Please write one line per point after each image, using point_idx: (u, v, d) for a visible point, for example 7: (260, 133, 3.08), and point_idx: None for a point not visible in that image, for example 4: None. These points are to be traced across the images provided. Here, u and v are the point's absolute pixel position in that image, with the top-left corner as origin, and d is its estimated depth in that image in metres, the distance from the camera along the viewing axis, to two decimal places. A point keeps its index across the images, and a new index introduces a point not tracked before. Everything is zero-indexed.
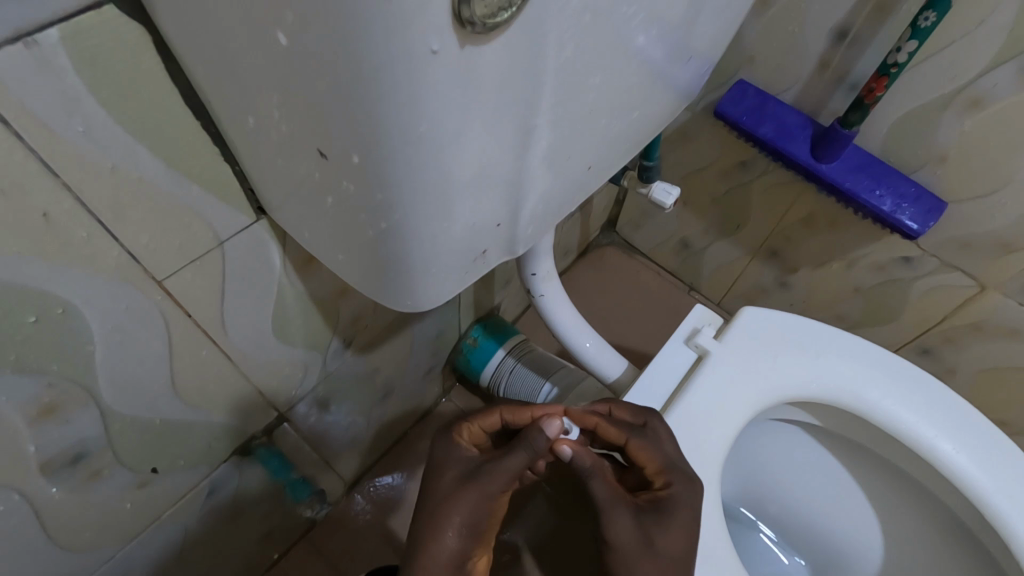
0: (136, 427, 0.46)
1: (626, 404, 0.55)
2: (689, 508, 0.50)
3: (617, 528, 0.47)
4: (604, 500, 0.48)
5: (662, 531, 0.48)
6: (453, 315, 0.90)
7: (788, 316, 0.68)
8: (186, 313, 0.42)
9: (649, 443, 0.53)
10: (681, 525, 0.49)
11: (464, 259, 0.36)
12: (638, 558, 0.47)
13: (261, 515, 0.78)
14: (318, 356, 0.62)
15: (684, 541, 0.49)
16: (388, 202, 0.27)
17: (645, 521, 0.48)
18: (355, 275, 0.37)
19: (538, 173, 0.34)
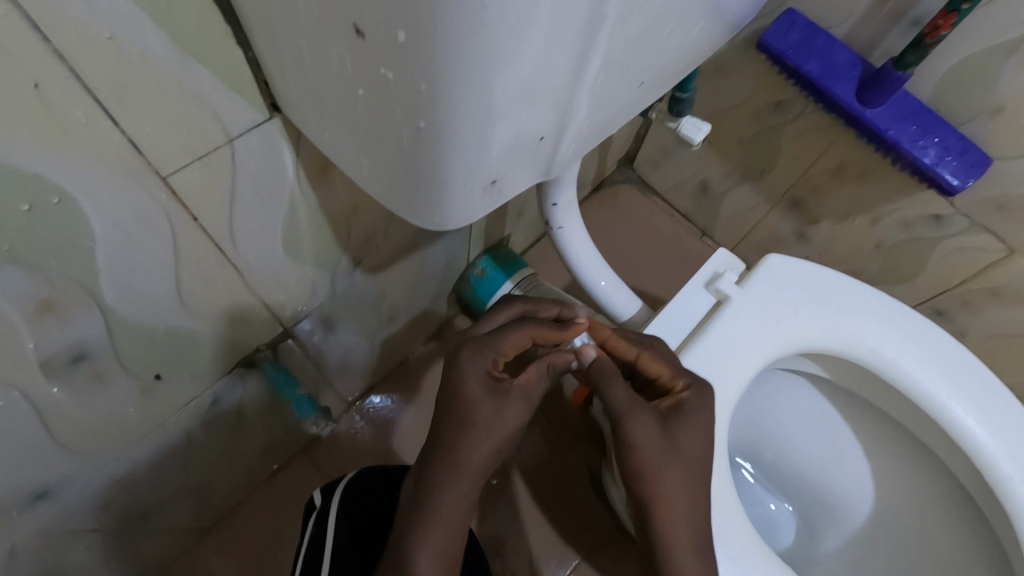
0: (138, 333, 0.44)
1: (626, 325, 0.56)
2: (703, 410, 0.51)
3: (637, 432, 0.48)
4: (623, 405, 0.49)
5: (685, 430, 0.49)
6: (463, 242, 0.87)
7: (814, 266, 0.66)
8: (192, 216, 0.39)
9: (659, 355, 0.54)
10: (697, 426, 0.50)
11: (497, 176, 0.33)
12: (662, 458, 0.48)
13: (262, 427, 0.78)
14: (326, 273, 0.60)
15: (702, 441, 0.50)
16: (432, 96, 0.24)
17: (667, 421, 0.49)
18: (377, 184, 0.34)
19: (593, 85, 0.30)
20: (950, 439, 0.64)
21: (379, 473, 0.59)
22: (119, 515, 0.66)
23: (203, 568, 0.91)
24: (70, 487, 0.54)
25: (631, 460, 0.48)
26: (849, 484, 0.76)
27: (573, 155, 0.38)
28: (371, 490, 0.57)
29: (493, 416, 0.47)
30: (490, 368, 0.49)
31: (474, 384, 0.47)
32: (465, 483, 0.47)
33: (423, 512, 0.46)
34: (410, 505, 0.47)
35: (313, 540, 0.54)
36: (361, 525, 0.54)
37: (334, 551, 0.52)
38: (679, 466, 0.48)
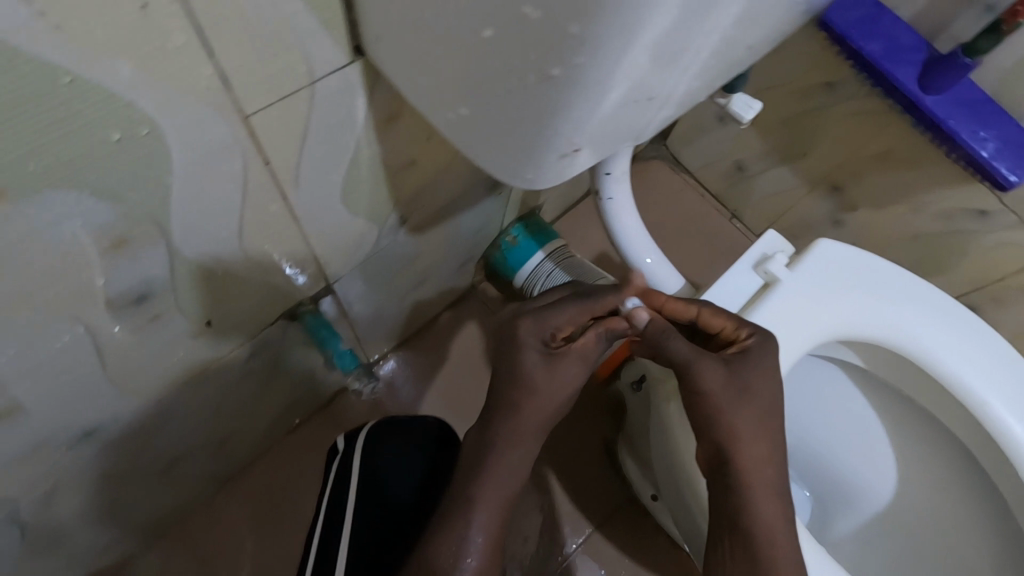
0: (197, 275, 0.43)
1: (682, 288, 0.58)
2: (767, 359, 0.52)
3: (706, 376, 0.49)
4: (687, 354, 0.50)
5: (752, 374, 0.51)
6: (499, 207, 0.86)
7: (865, 253, 0.65)
8: (264, 158, 0.38)
9: (719, 309, 0.55)
10: (764, 368, 0.52)
11: (602, 134, 0.32)
12: (732, 400, 0.50)
13: (292, 381, 0.79)
14: (374, 228, 0.59)
15: (771, 383, 0.52)
16: (582, 39, 0.22)
17: (734, 366, 0.51)
18: (475, 137, 0.33)
19: (716, 48, 0.29)
20: (985, 434, 0.64)
21: (404, 430, 0.57)
22: (153, 459, 0.66)
23: (223, 516, 0.92)
24: (114, 427, 0.53)
25: (701, 405, 0.50)
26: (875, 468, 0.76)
27: (669, 117, 0.37)
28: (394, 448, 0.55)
29: (549, 376, 0.49)
30: (543, 338, 0.50)
31: (529, 352, 0.49)
32: (523, 436, 0.49)
33: (484, 464, 0.48)
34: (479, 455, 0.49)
35: (336, 490, 0.52)
36: (386, 483, 0.52)
37: (358, 509, 0.50)
38: (750, 407, 0.50)
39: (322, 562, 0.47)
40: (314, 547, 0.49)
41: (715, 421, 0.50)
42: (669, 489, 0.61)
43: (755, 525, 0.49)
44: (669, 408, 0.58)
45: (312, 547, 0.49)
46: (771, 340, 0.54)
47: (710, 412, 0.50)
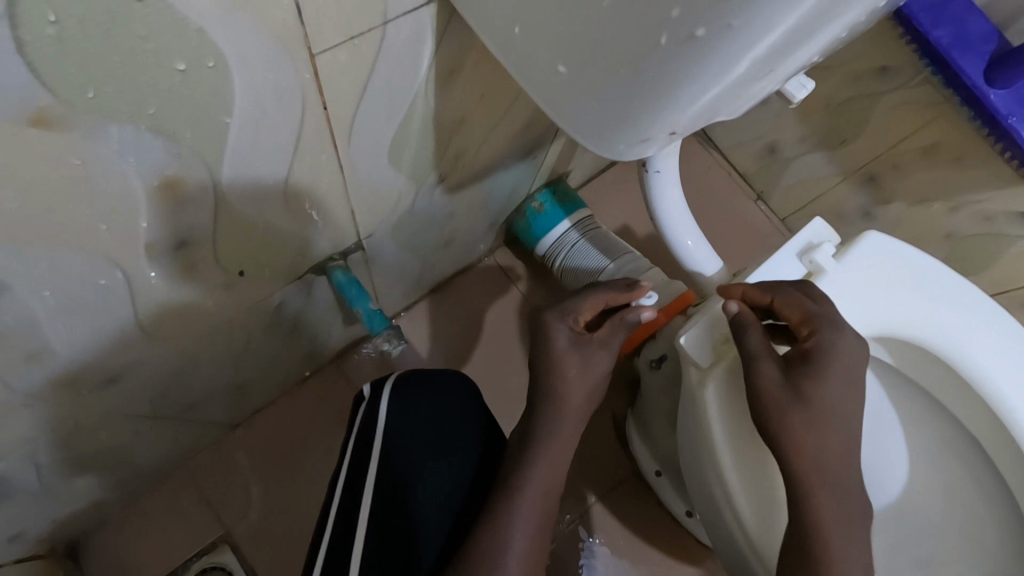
0: (238, 224, 0.41)
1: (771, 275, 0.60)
2: (844, 358, 0.53)
3: (763, 375, 0.51)
4: (754, 348, 0.53)
5: (816, 377, 0.51)
6: (531, 172, 0.83)
7: (914, 251, 0.63)
8: (323, 104, 0.35)
9: (795, 300, 0.56)
10: (831, 370, 0.52)
11: (705, 108, 0.32)
12: (789, 404, 0.50)
13: (309, 336, 0.77)
14: (413, 187, 0.56)
15: (835, 388, 0.51)
16: None
17: (796, 367, 0.52)
18: (572, 105, 0.33)
19: (838, 30, 0.29)
20: (1013, 443, 0.64)
21: (422, 393, 0.61)
22: (168, 405, 0.64)
23: (228, 464, 0.92)
24: (136, 373, 0.52)
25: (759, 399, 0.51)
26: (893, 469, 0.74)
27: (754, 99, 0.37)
28: (413, 407, 0.60)
29: (580, 360, 0.55)
30: (571, 325, 0.57)
31: (560, 336, 0.56)
32: (565, 423, 0.53)
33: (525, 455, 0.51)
34: (517, 448, 0.52)
35: (359, 442, 0.58)
36: (405, 442, 0.57)
37: (379, 468, 0.55)
38: (809, 413, 0.50)
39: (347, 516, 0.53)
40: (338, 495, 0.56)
41: (776, 419, 0.50)
42: (691, 474, 0.60)
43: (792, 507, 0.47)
44: (700, 393, 0.57)
45: (332, 506, 0.55)
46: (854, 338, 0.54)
47: (769, 407, 0.51)
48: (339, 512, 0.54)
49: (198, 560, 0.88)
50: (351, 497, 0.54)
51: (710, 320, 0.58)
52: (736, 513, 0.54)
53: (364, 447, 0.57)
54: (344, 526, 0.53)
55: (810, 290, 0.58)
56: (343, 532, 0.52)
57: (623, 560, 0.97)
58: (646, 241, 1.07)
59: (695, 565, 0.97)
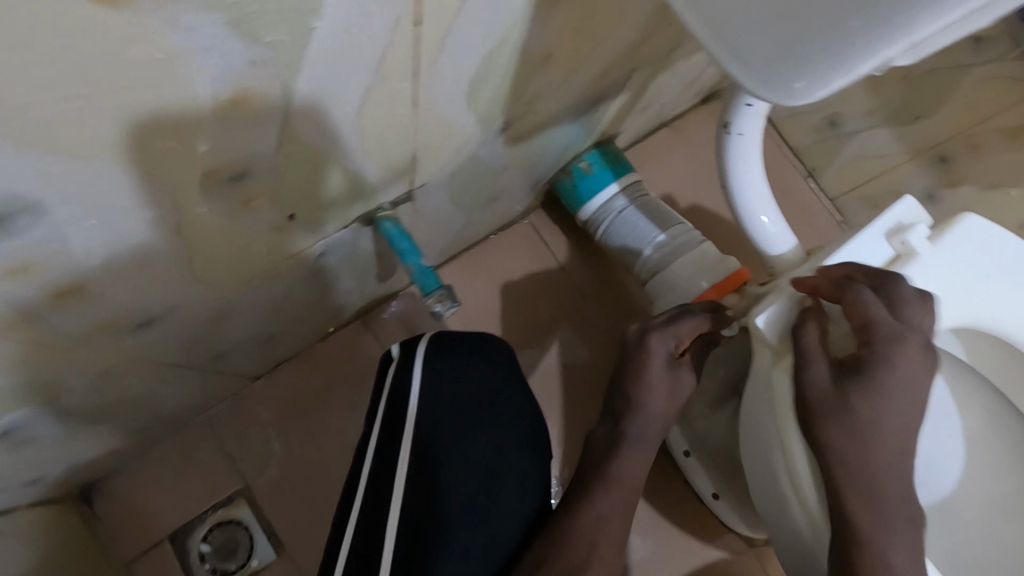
0: (300, 156, 0.36)
1: (857, 266, 0.51)
2: (909, 379, 0.45)
3: (806, 383, 0.47)
4: (809, 352, 0.48)
5: (863, 393, 0.45)
6: (587, 130, 0.76)
7: (1013, 236, 0.57)
8: (417, 19, 0.30)
9: (866, 301, 0.47)
10: (882, 387, 0.45)
11: (904, 57, 0.29)
12: (826, 418, 0.46)
13: (344, 291, 0.72)
14: (478, 133, 0.50)
15: (884, 409, 0.45)
16: None
17: (843, 380, 0.46)
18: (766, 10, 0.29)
19: None
20: None
21: (456, 351, 0.60)
22: (197, 355, 0.60)
23: (248, 417, 0.88)
24: (170, 320, 0.47)
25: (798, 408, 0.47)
26: (947, 430, 0.69)
27: None
28: (442, 367, 0.59)
29: (670, 381, 0.68)
30: (670, 349, 0.68)
31: (659, 359, 0.68)
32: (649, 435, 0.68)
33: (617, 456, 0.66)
34: (610, 446, 0.67)
35: (390, 409, 0.56)
36: (439, 408, 0.56)
37: (415, 430, 0.54)
38: (843, 429, 0.45)
39: (380, 487, 0.51)
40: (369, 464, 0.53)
41: (817, 433, 0.46)
42: (753, 465, 0.55)
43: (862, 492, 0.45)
44: (774, 378, 0.52)
45: (364, 467, 0.54)
46: (929, 357, 0.47)
47: (813, 422, 0.46)
48: (373, 477, 0.52)
49: (215, 512, 0.85)
50: (381, 468, 0.52)
51: (788, 300, 0.53)
52: (806, 508, 0.50)
53: (396, 411, 0.55)
54: (380, 499, 0.50)
55: (895, 289, 0.48)
56: (377, 504, 0.50)
57: (644, 536, 0.95)
58: (691, 211, 1.01)
59: (717, 547, 0.95)
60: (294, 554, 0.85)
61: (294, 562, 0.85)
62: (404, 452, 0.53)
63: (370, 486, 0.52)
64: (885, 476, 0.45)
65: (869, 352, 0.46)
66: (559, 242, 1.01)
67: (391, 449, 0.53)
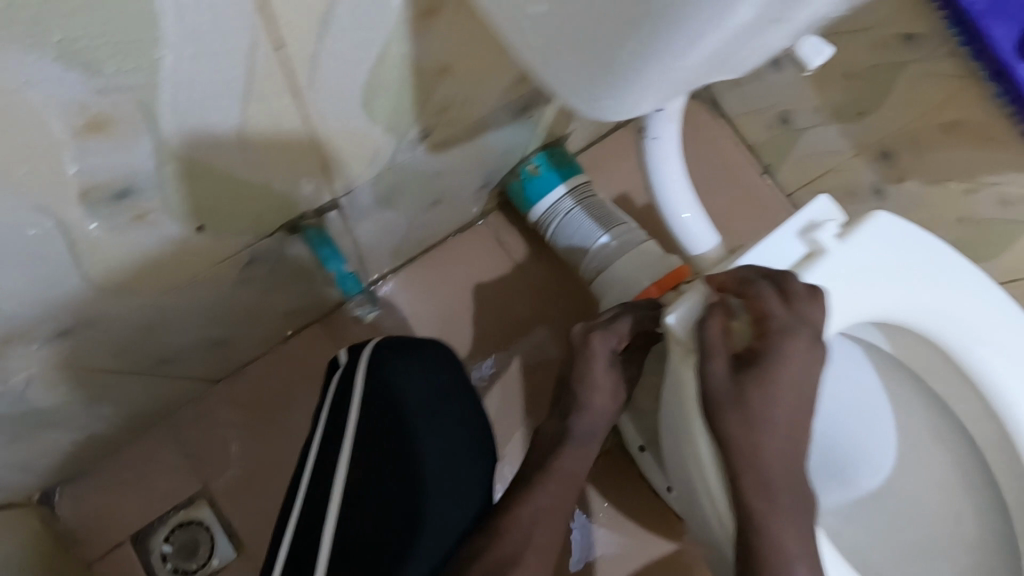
0: (190, 172, 0.37)
1: (759, 264, 0.53)
2: (798, 374, 0.47)
3: (708, 375, 0.48)
4: (712, 342, 0.49)
5: (758, 384, 0.46)
6: (527, 133, 0.78)
7: (921, 232, 0.59)
8: (275, 42, 0.31)
9: (765, 296, 0.49)
10: (776, 379, 0.47)
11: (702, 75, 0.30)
12: (725, 409, 0.47)
13: (290, 296, 0.74)
14: (392, 141, 0.52)
15: (777, 401, 0.47)
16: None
17: (741, 372, 0.47)
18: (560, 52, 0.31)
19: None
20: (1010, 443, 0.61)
21: (405, 351, 0.59)
22: (139, 360, 0.62)
23: (209, 418, 0.90)
24: (92, 328, 0.49)
25: (702, 400, 0.48)
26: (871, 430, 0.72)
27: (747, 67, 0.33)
28: (389, 362, 0.57)
29: (613, 377, 0.66)
30: (613, 347, 0.66)
31: (600, 357, 0.65)
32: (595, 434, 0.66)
33: (560, 453, 0.65)
34: (553, 445, 0.66)
35: (333, 415, 0.55)
36: (382, 404, 0.54)
37: (357, 433, 0.52)
38: (739, 420, 0.47)
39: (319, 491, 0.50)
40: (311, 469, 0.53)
41: (717, 424, 0.48)
42: (672, 457, 0.56)
43: (755, 484, 0.46)
44: (681, 374, 0.53)
45: (305, 476, 0.53)
46: (818, 350, 0.48)
47: (713, 415, 0.48)
48: (312, 484, 0.51)
49: (176, 513, 0.87)
50: (318, 473, 0.52)
51: (698, 296, 0.54)
52: (713, 499, 0.51)
53: (340, 412, 0.54)
54: (316, 508, 0.49)
55: (785, 284, 0.50)
56: (313, 513, 0.49)
57: (600, 530, 0.96)
58: (645, 210, 1.03)
59: (672, 539, 0.97)
60: (253, 553, 0.87)
61: (252, 560, 0.87)
62: (346, 456, 0.51)
63: (309, 494, 0.51)
64: (778, 468, 0.47)
65: (763, 345, 0.48)
66: (517, 242, 1.03)
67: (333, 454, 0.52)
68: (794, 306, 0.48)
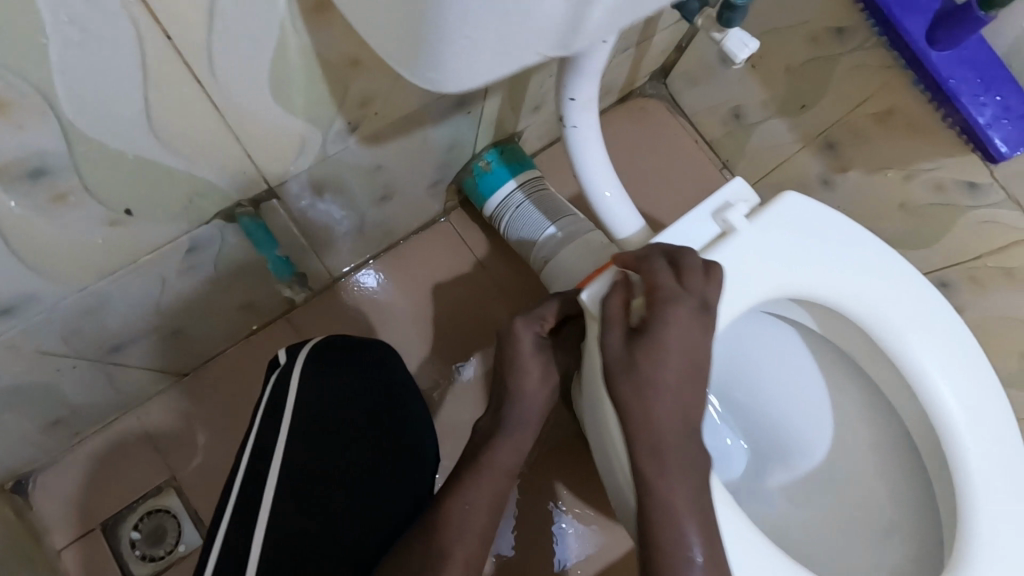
0: (104, 156, 0.41)
1: (660, 245, 0.56)
2: (683, 339, 0.50)
3: (606, 344, 0.52)
4: (612, 315, 0.53)
5: (647, 351, 0.50)
6: (473, 129, 0.81)
7: (830, 212, 0.62)
8: (164, 34, 0.35)
9: (659, 271, 0.53)
10: (664, 347, 0.50)
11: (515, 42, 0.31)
12: (619, 374, 0.51)
13: (244, 287, 0.77)
14: (318, 132, 0.56)
15: (668, 367, 0.50)
16: None
17: (633, 340, 0.51)
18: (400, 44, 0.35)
19: None
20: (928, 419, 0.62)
21: (337, 355, 0.65)
22: (91, 345, 0.66)
23: (177, 410, 0.94)
24: (35, 308, 0.53)
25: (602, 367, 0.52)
26: (808, 423, 0.77)
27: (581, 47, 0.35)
28: (316, 363, 0.63)
29: (540, 361, 0.67)
30: (536, 330, 0.67)
31: (525, 340, 0.66)
32: (527, 423, 0.67)
33: (493, 442, 0.66)
34: (487, 433, 0.67)
35: (266, 415, 0.58)
36: (313, 403, 0.59)
37: (290, 430, 0.57)
38: (633, 383, 0.50)
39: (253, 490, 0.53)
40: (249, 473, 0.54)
41: (612, 388, 0.51)
42: (589, 428, 0.59)
43: (646, 440, 0.50)
44: (589, 346, 0.57)
45: (238, 475, 0.55)
46: (706, 320, 0.52)
47: (610, 379, 0.51)
48: (244, 481, 0.54)
49: (144, 503, 0.91)
50: (258, 476, 0.54)
51: (609, 275, 0.58)
52: (620, 465, 0.54)
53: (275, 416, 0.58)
54: (249, 501, 0.52)
55: (680, 260, 0.54)
56: (248, 507, 0.52)
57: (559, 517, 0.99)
58: None
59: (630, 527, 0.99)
60: None
61: None
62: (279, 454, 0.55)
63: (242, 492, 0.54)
64: (670, 430, 0.50)
65: (652, 313, 0.51)
66: (478, 239, 1.06)
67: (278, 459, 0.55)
68: (685, 279, 0.52)
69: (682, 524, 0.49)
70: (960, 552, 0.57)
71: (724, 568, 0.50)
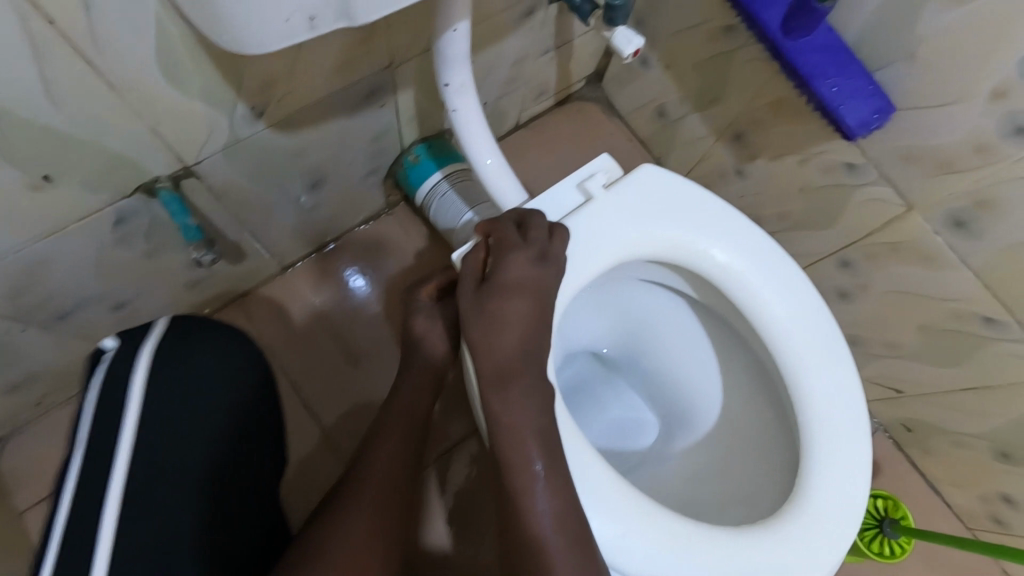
0: (12, 121, 0.51)
1: (512, 211, 0.64)
2: (523, 282, 0.58)
3: (460, 296, 0.59)
4: (468, 271, 0.60)
5: (495, 296, 0.58)
6: (392, 123, 0.90)
7: (682, 182, 0.69)
8: (45, 17, 0.45)
9: (505, 230, 0.60)
10: (508, 291, 0.58)
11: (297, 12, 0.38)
12: (471, 319, 0.58)
13: (183, 265, 0.85)
14: (222, 114, 0.64)
15: (511, 308, 0.58)
16: None
17: (483, 290, 0.59)
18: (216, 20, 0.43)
19: None
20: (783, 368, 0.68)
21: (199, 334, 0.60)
22: (37, 309, 0.75)
23: None
24: None
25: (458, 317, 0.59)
26: (696, 384, 0.83)
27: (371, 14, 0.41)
28: (195, 348, 0.58)
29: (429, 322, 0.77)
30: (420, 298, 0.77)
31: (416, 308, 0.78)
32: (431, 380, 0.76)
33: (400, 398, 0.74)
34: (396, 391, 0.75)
35: (104, 402, 0.51)
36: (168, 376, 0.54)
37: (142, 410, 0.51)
38: (483, 324, 0.57)
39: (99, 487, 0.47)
40: (133, 440, 0.50)
41: (466, 333, 0.58)
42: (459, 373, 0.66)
43: (489, 369, 0.57)
44: None
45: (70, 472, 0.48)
46: (544, 268, 0.59)
47: (463, 323, 0.59)
48: (85, 475, 0.47)
49: None
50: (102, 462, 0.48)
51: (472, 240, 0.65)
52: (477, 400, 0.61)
53: (169, 396, 0.54)
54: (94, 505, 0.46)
55: (526, 219, 0.62)
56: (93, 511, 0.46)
57: None
58: None
59: None
60: None
61: None
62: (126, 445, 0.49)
63: (84, 491, 0.47)
64: (509, 360, 0.57)
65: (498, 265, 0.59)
66: (418, 230, 1.14)
67: (180, 436, 0.52)
68: (528, 234, 0.60)
69: (525, 442, 0.55)
70: (796, 501, 0.63)
71: (566, 482, 0.55)
